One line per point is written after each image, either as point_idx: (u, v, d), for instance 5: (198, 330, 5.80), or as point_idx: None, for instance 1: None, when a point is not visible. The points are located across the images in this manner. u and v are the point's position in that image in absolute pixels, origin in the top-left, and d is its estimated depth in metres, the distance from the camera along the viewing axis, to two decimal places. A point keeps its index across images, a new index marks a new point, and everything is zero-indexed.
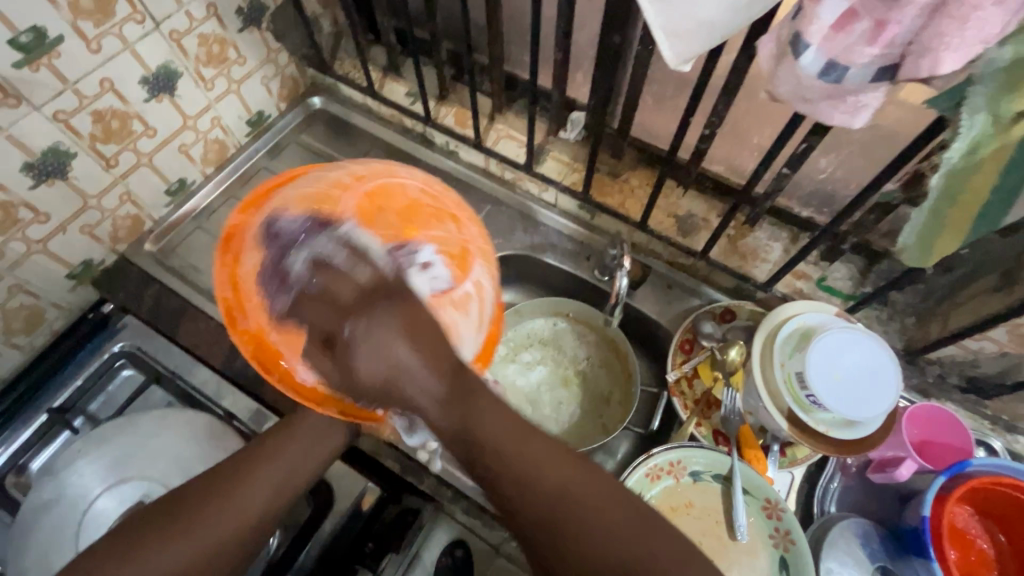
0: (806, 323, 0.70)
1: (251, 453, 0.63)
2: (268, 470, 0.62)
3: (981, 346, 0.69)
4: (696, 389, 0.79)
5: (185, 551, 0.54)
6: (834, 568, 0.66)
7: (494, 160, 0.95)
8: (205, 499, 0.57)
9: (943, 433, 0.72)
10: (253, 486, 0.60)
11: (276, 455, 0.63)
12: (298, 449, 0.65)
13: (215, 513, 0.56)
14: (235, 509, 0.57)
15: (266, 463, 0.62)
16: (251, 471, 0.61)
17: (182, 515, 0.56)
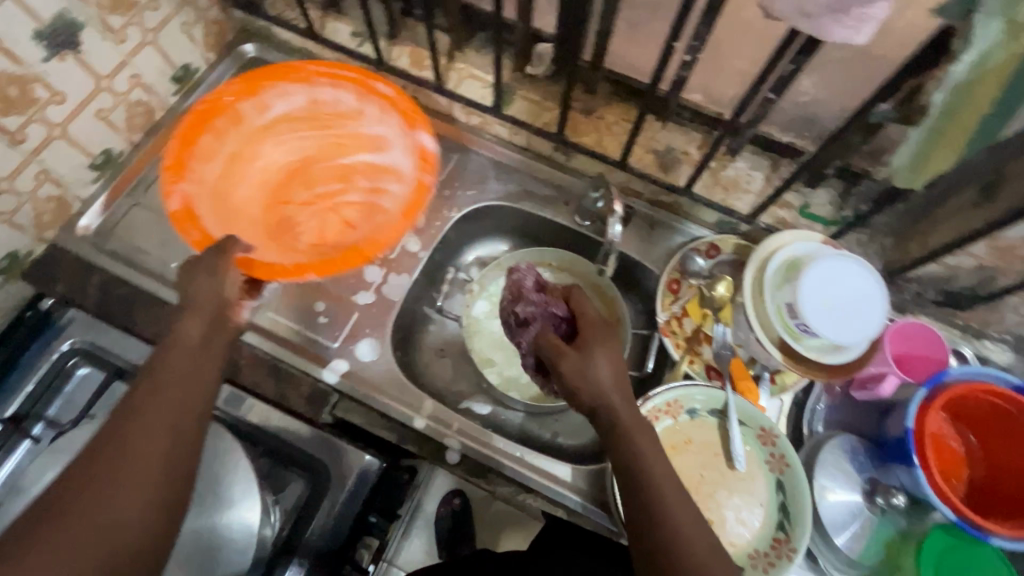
0: (794, 254, 0.69)
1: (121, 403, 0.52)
2: (161, 406, 0.51)
3: (959, 263, 0.69)
4: (686, 328, 0.78)
5: (141, 469, 0.48)
6: (826, 484, 0.70)
7: (458, 104, 0.88)
8: (136, 412, 0.51)
9: (920, 346, 0.75)
10: (160, 420, 0.51)
11: (170, 382, 0.53)
12: (191, 372, 0.55)
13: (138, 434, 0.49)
14: (154, 428, 0.50)
15: (170, 385, 0.53)
16: (152, 394, 0.52)
17: (94, 467, 0.48)
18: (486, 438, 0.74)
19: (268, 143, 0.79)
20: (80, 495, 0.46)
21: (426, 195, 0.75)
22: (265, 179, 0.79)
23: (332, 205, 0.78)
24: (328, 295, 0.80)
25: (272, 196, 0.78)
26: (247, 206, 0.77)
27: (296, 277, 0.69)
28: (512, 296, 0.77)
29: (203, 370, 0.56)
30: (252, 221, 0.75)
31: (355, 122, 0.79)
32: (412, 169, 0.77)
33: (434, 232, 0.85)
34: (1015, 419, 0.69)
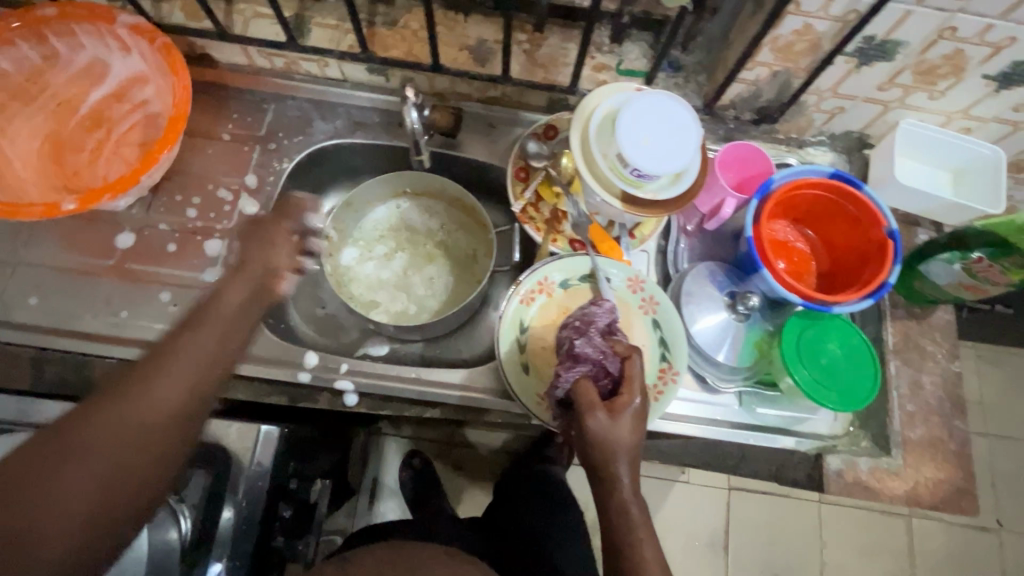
0: (611, 107, 0.71)
1: (154, 353, 0.51)
2: (183, 368, 0.51)
3: (757, 76, 0.74)
4: (543, 212, 0.80)
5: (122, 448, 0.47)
6: (696, 310, 0.75)
7: (254, 49, 0.81)
8: (146, 382, 0.49)
9: (752, 166, 0.80)
10: (156, 403, 0.49)
11: (197, 347, 0.52)
12: (201, 349, 0.52)
13: (144, 400, 0.48)
14: (157, 403, 0.49)
15: (190, 356, 0.52)
16: (168, 372, 0.50)
17: (51, 457, 0.45)
18: (379, 370, 0.73)
19: (20, 113, 0.78)
20: (78, 474, 0.45)
21: (173, 51, 0.75)
22: (30, 149, 0.77)
23: (119, 141, 0.80)
24: (172, 283, 0.74)
25: (49, 159, 0.78)
26: (24, 173, 0.76)
27: (133, 184, 0.69)
28: (575, 329, 0.66)
29: (176, 384, 0.50)
30: (34, 183, 0.76)
31: (56, 72, 0.79)
32: (164, 75, 0.78)
33: (270, 189, 0.81)
34: (839, 205, 0.76)
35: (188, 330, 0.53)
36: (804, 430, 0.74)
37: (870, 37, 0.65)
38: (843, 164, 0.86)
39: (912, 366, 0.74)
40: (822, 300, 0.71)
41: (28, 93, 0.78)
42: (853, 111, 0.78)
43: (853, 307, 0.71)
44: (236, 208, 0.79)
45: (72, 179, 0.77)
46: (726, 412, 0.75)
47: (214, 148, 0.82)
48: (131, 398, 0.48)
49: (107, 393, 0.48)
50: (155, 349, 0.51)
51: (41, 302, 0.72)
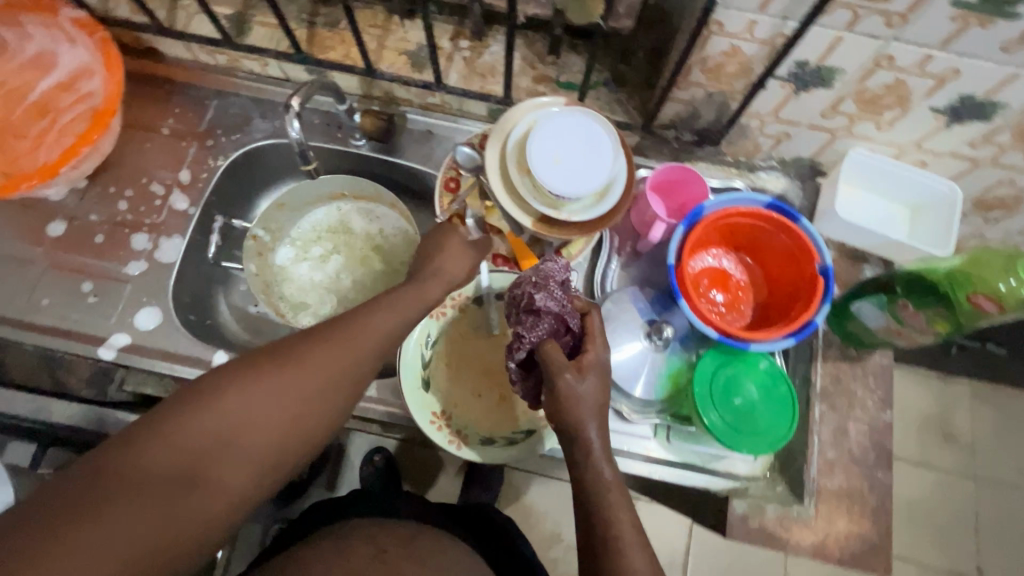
0: (532, 121, 0.68)
1: (284, 361, 0.48)
2: (306, 388, 0.48)
3: (692, 96, 0.70)
4: (470, 224, 0.78)
5: (245, 459, 0.45)
6: (612, 337, 0.73)
7: (196, 46, 0.82)
8: (260, 393, 0.46)
9: (691, 189, 0.76)
10: (274, 415, 0.46)
11: (325, 363, 0.49)
12: (330, 368, 0.49)
13: (265, 419, 0.46)
14: (265, 436, 0.46)
15: (297, 373, 0.48)
16: (302, 369, 0.48)
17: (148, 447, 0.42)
18: None
19: None
20: (132, 507, 0.40)
21: (109, 45, 0.77)
22: None
23: (61, 131, 0.81)
24: (94, 274, 0.76)
25: None
26: None
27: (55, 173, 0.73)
28: (531, 283, 0.59)
29: (312, 392, 0.48)
30: None
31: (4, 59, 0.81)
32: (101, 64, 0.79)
33: (202, 185, 0.81)
34: (774, 235, 0.73)
35: (308, 346, 0.49)
36: (719, 468, 0.71)
37: (801, 63, 0.61)
38: (795, 192, 0.81)
39: (837, 411, 0.71)
40: (738, 336, 0.67)
41: None
42: (799, 138, 0.74)
43: (774, 345, 0.67)
44: (166, 203, 0.80)
45: (11, 166, 0.79)
46: (639, 444, 0.73)
47: (152, 142, 0.83)
48: (245, 421, 0.45)
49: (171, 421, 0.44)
50: (285, 354, 0.48)
51: None
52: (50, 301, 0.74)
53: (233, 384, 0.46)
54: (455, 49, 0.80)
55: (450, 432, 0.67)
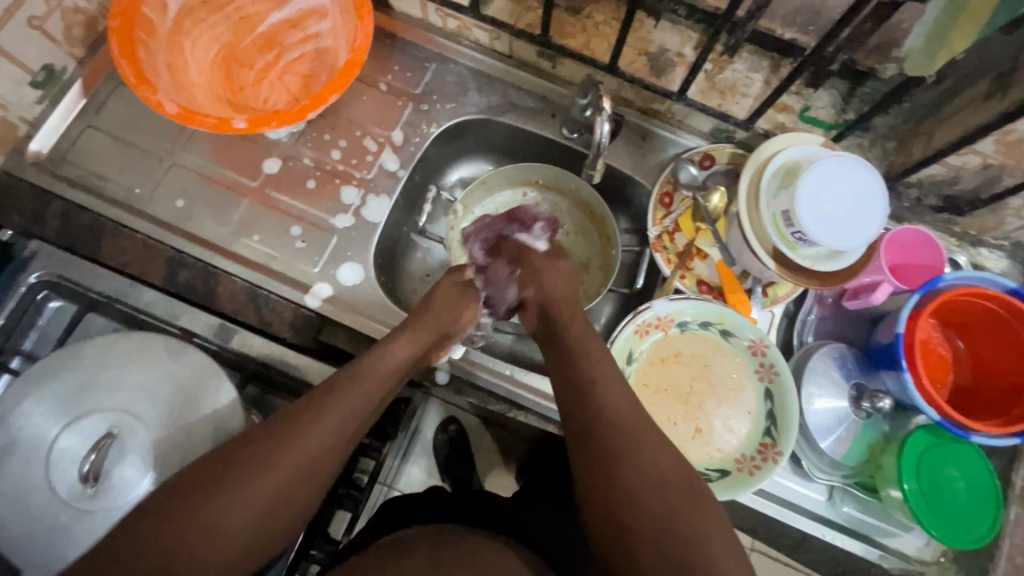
0: (791, 159, 0.67)
1: (318, 401, 0.55)
2: (330, 420, 0.54)
3: (963, 162, 0.66)
4: (678, 243, 0.76)
5: (264, 487, 0.49)
6: (813, 392, 0.70)
7: (432, 6, 0.80)
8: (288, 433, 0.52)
9: (919, 254, 0.73)
10: (302, 450, 0.52)
11: (342, 406, 0.56)
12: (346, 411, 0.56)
13: (287, 456, 0.51)
14: (273, 472, 0.50)
15: (324, 409, 0.55)
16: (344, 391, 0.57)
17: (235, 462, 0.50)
18: (475, 358, 0.73)
19: (204, 21, 0.78)
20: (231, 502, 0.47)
21: None
22: (202, 57, 0.78)
23: (284, 68, 0.81)
24: (303, 219, 0.76)
25: (218, 72, 0.79)
26: (193, 78, 0.77)
27: (299, 118, 0.69)
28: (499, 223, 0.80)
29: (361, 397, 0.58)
30: (203, 91, 0.77)
31: None
32: (345, 12, 0.78)
33: (412, 149, 0.81)
34: (1007, 324, 0.68)
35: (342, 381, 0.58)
36: (888, 543, 0.71)
37: None
38: (1016, 276, 0.77)
39: None
40: (962, 423, 0.64)
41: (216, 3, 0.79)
42: None
43: (996, 441, 0.65)
44: (377, 160, 0.79)
45: (237, 99, 0.79)
46: (811, 502, 0.71)
47: (369, 96, 0.82)
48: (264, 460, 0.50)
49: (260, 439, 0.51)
50: (312, 404, 0.55)
51: (185, 205, 0.76)
52: (259, 237, 0.75)
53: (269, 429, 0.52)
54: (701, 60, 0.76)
55: None
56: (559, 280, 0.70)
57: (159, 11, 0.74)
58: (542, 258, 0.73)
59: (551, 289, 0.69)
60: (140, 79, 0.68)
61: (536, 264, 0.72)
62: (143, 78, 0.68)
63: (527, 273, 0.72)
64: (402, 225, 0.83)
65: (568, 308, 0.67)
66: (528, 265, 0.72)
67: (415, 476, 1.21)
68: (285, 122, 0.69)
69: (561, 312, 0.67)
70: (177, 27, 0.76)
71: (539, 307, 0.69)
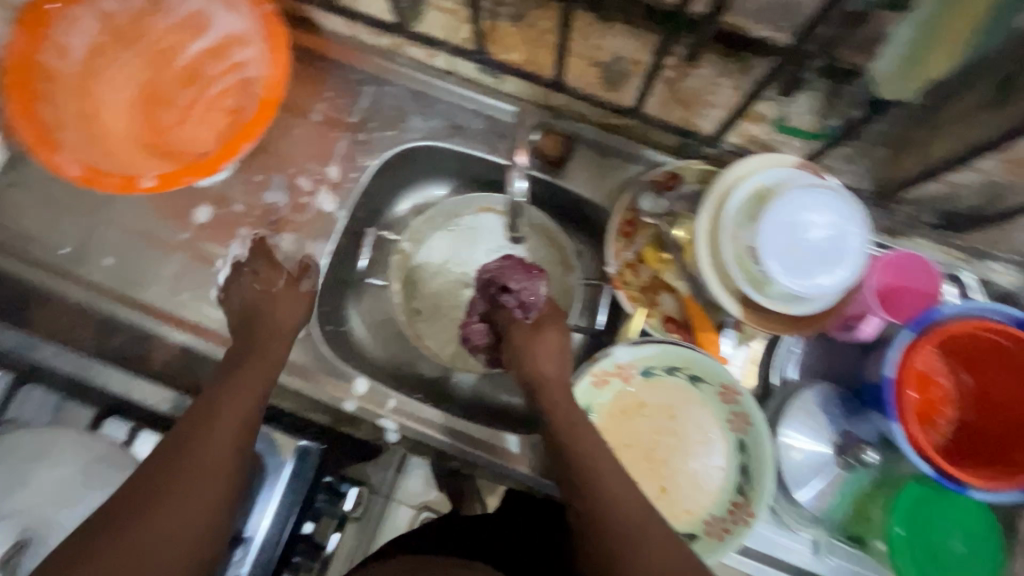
0: (762, 184, 0.58)
1: (183, 442, 0.52)
2: (210, 454, 0.52)
3: (962, 179, 0.57)
4: (642, 275, 0.70)
5: (171, 523, 0.47)
6: (791, 440, 0.64)
7: (360, 25, 0.72)
8: (156, 500, 0.48)
9: (915, 278, 0.65)
10: (198, 482, 0.50)
11: (214, 440, 0.52)
12: (217, 450, 0.52)
13: (181, 508, 0.48)
14: (162, 531, 0.47)
15: (204, 451, 0.51)
16: (216, 425, 0.53)
17: (147, 490, 0.48)
18: (424, 416, 0.70)
19: (116, 58, 0.72)
20: (146, 521, 0.46)
21: (272, 19, 0.69)
22: (118, 99, 0.72)
23: (210, 104, 0.75)
24: (237, 272, 0.72)
25: (137, 112, 0.73)
26: (110, 126, 0.71)
27: (211, 169, 0.66)
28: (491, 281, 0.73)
29: (232, 420, 0.54)
30: (121, 139, 0.72)
31: (155, 17, 0.73)
32: (262, 41, 0.71)
33: (351, 185, 0.74)
34: (1018, 359, 0.61)
35: (214, 409, 0.55)
36: None
37: None
38: None
39: None
40: (956, 478, 0.57)
41: (125, 36, 0.72)
42: None
43: (997, 496, 0.57)
44: (313, 201, 0.74)
45: (159, 143, 0.73)
46: (794, 555, 0.65)
47: (303, 128, 0.76)
48: (138, 519, 0.46)
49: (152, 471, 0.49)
50: (177, 464, 0.50)
51: (115, 264, 0.72)
52: (194, 295, 0.71)
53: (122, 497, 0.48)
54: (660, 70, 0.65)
55: None
56: (550, 357, 0.62)
57: (64, 58, 0.69)
58: (526, 330, 0.65)
59: (541, 373, 0.61)
60: (47, 143, 0.67)
61: (519, 340, 0.64)
62: (52, 146, 0.67)
63: (512, 352, 0.64)
64: (348, 266, 0.77)
65: (551, 392, 0.60)
66: (512, 342, 0.65)
67: (415, 486, 1.00)
68: (206, 173, 0.66)
69: (547, 403, 0.59)
70: (86, 70, 0.71)
71: (529, 394, 0.62)
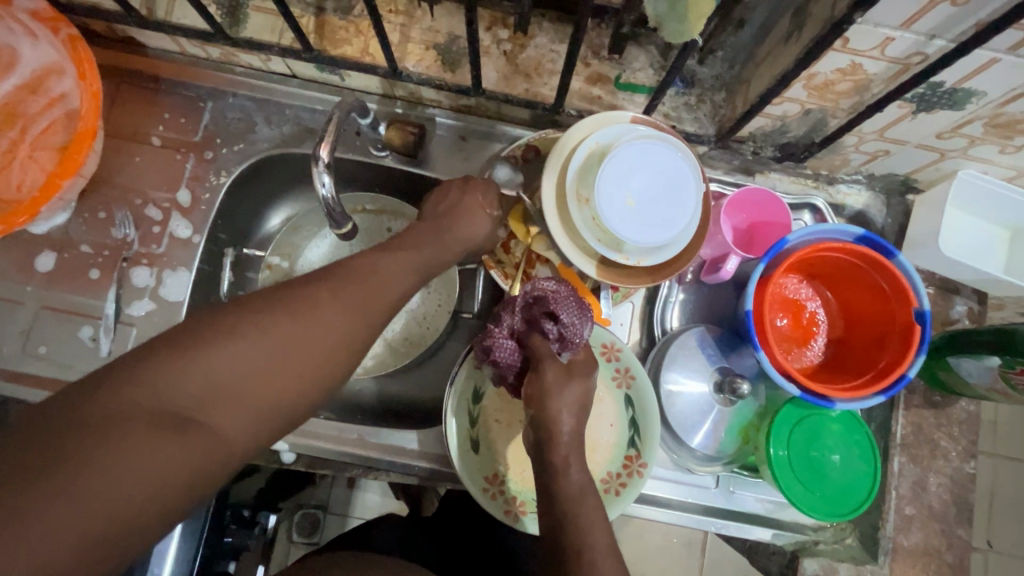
0: (599, 143, 0.58)
1: (245, 323, 0.38)
2: (282, 347, 0.39)
3: (784, 111, 0.60)
4: (515, 252, 0.69)
5: (130, 468, 0.33)
6: (676, 387, 0.66)
7: (182, 38, 0.68)
8: (274, 321, 0.39)
9: (764, 212, 0.68)
10: (263, 383, 0.38)
11: (312, 323, 0.40)
12: (330, 332, 0.41)
13: (160, 436, 0.34)
14: (269, 374, 0.38)
15: (250, 353, 0.38)
16: (322, 314, 0.41)
17: (78, 428, 0.33)
18: (319, 430, 0.68)
19: None
20: (107, 461, 0.32)
21: (79, 45, 0.65)
22: None
23: (34, 143, 0.69)
24: (93, 317, 0.67)
25: None
26: None
27: (32, 213, 0.62)
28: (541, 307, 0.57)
29: (326, 324, 0.41)
30: None
31: None
32: (73, 69, 0.67)
33: (205, 207, 0.71)
34: (866, 273, 0.64)
35: (281, 303, 0.40)
36: (784, 520, 0.68)
37: (935, 84, 0.50)
38: (875, 209, 0.71)
39: (918, 464, 0.66)
40: (821, 394, 0.60)
41: None
42: (899, 157, 0.63)
43: (862, 404, 0.61)
44: (166, 229, 0.70)
45: None
46: (699, 496, 0.67)
47: (143, 155, 0.71)
48: (237, 338, 0.37)
49: (116, 402, 0.34)
50: (297, 290, 0.41)
51: None
52: (48, 348, 0.66)
53: (152, 352, 0.36)
54: (493, 41, 0.67)
55: (505, 500, 0.63)
56: (572, 406, 0.51)
57: None
58: (560, 369, 0.53)
59: (555, 419, 0.50)
60: None
61: (547, 380, 0.52)
62: None
63: (532, 391, 0.52)
64: (220, 291, 0.74)
65: (566, 445, 0.49)
66: (539, 383, 0.52)
67: (371, 499, 0.99)
68: (30, 215, 0.62)
69: (561, 456, 0.49)
70: None
71: (535, 435, 0.51)
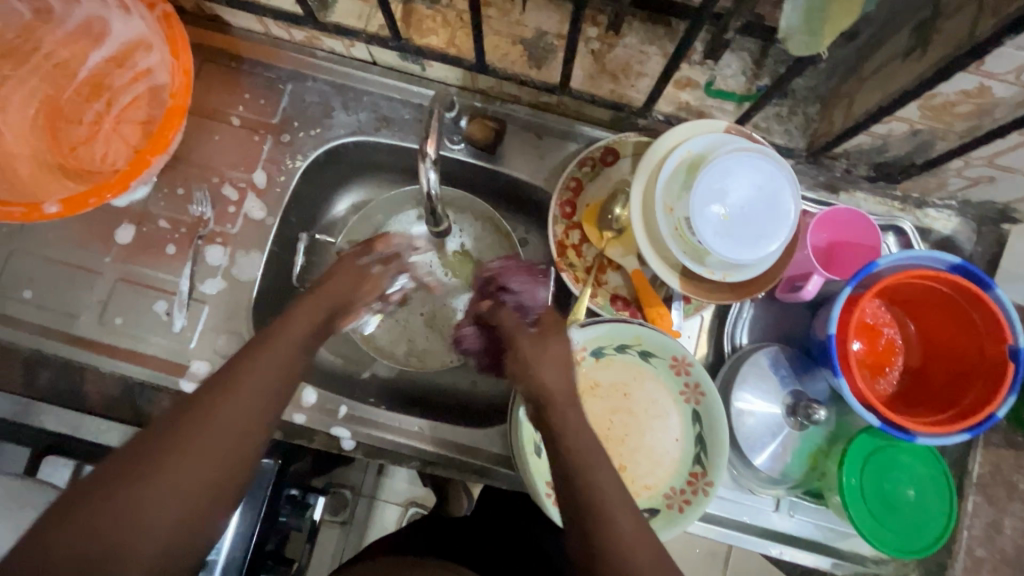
0: (693, 151, 0.56)
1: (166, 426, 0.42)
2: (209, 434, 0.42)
3: (890, 130, 0.57)
4: (586, 256, 0.68)
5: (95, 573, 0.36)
6: (745, 405, 0.64)
7: (268, 19, 0.68)
8: (183, 425, 0.42)
9: (852, 233, 0.65)
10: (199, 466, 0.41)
11: (235, 405, 0.43)
12: (250, 410, 0.44)
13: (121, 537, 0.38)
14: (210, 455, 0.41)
15: (191, 442, 0.41)
16: (242, 388, 0.44)
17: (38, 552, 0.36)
18: (378, 418, 0.69)
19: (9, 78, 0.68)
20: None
21: (173, 22, 0.65)
22: (15, 120, 0.68)
23: (119, 118, 0.70)
24: (167, 292, 0.68)
25: (38, 129, 0.68)
26: (10, 149, 0.67)
27: (120, 187, 0.62)
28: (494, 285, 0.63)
29: (259, 397, 0.44)
30: (25, 163, 0.67)
31: (46, 31, 0.69)
32: (162, 45, 0.67)
33: (279, 190, 0.71)
34: (957, 305, 0.61)
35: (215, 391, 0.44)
36: (844, 549, 0.66)
37: None
38: (965, 236, 0.68)
39: (993, 505, 0.63)
40: (904, 427, 0.58)
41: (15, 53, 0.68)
42: (1004, 184, 0.60)
43: (944, 440, 0.58)
44: (241, 210, 0.70)
45: (67, 163, 0.68)
46: (758, 518, 0.66)
47: (222, 134, 0.72)
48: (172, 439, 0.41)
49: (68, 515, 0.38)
50: (203, 394, 0.43)
51: (35, 297, 0.68)
52: (124, 320, 0.68)
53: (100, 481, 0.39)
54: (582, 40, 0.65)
55: None
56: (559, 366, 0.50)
57: None
58: (534, 336, 0.52)
59: (540, 381, 0.49)
60: None
61: (525, 347, 0.51)
62: None
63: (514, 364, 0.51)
64: (287, 274, 0.74)
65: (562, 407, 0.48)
66: (519, 354, 0.51)
67: (398, 485, 1.00)
68: (117, 190, 0.62)
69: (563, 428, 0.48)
70: None
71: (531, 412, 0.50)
